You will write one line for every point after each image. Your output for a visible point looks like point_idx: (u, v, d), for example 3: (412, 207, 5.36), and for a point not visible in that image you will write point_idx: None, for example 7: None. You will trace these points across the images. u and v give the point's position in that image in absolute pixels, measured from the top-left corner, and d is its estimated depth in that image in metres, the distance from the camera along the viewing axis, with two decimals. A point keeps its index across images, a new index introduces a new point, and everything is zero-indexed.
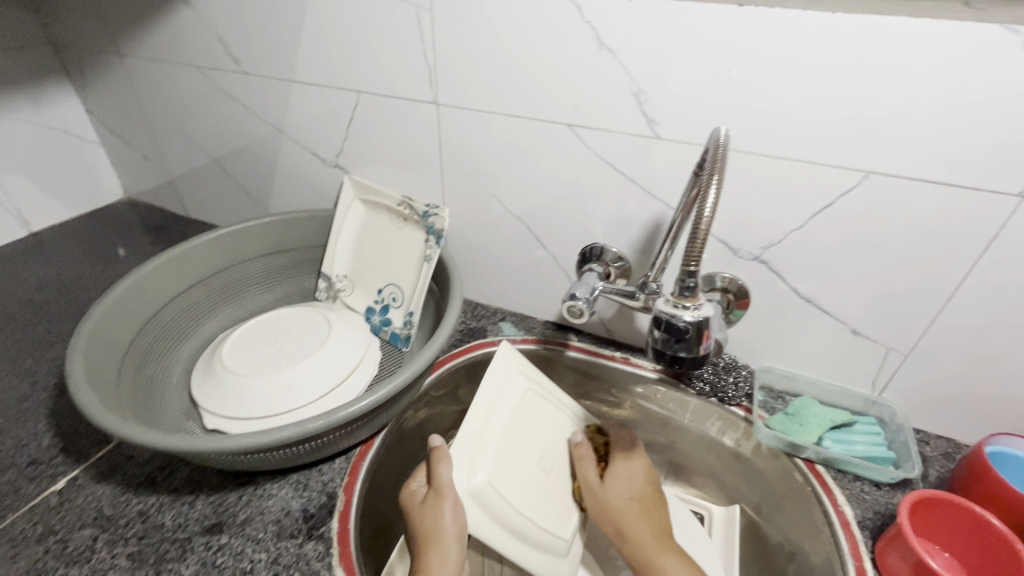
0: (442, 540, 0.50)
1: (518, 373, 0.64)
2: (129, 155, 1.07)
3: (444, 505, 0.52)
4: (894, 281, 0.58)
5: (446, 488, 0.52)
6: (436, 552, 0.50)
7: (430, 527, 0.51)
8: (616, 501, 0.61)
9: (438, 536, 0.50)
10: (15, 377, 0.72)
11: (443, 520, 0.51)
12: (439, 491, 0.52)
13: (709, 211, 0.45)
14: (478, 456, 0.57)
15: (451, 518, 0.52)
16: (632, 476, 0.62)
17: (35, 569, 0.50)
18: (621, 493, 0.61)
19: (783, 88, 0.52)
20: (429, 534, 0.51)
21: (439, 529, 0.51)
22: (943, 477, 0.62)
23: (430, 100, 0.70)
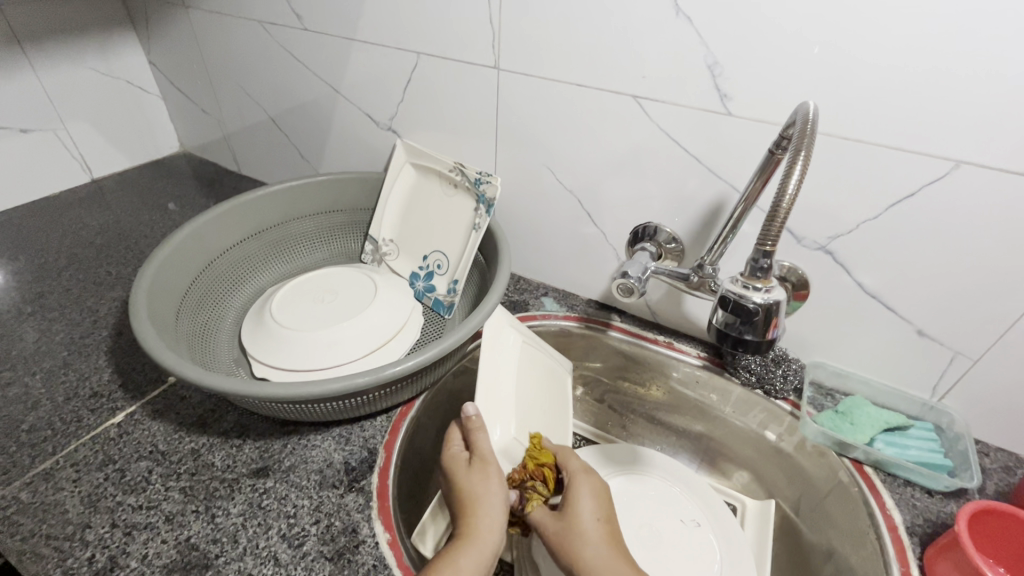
0: (486, 504, 0.49)
1: (507, 328, 0.65)
2: (187, 108, 1.09)
3: (490, 472, 0.51)
4: (974, 282, 0.54)
5: (489, 454, 0.52)
6: (480, 516, 0.48)
7: (478, 491, 0.49)
8: (576, 526, 0.48)
9: (482, 503, 0.49)
10: (78, 315, 0.76)
11: (488, 485, 0.50)
12: (484, 458, 0.51)
13: (793, 188, 0.43)
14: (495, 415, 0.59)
15: (495, 487, 0.50)
16: (586, 490, 0.52)
17: (95, 494, 0.53)
18: (577, 517, 0.49)
19: (874, 65, 0.49)
20: (476, 500, 0.49)
21: (483, 495, 0.49)
22: (1002, 491, 0.59)
23: (491, 65, 0.69)
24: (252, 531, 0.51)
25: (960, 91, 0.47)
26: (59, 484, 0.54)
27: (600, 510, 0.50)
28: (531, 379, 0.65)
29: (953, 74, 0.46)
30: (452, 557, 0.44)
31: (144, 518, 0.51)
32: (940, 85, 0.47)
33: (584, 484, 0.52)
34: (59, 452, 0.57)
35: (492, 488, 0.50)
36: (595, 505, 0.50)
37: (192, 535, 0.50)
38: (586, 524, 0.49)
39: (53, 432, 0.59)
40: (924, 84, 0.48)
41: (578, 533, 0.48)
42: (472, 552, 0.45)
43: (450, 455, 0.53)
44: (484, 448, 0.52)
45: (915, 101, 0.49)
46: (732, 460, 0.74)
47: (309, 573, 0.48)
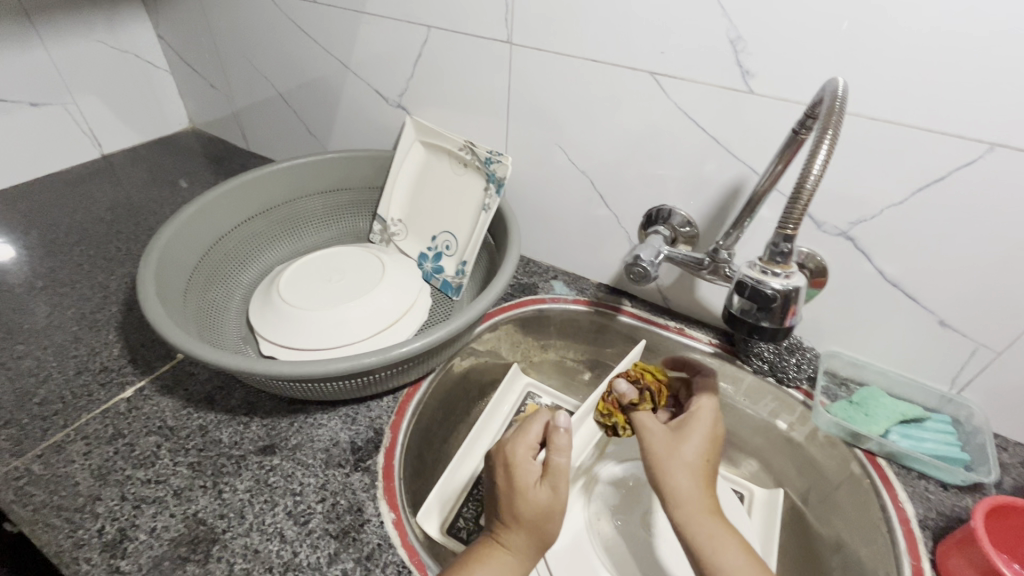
0: (545, 531, 0.45)
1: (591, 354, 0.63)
2: (196, 83, 1.08)
3: (557, 505, 0.46)
4: (1001, 272, 0.52)
5: (564, 480, 0.47)
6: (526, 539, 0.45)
7: (535, 520, 0.45)
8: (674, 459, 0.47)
9: (541, 530, 0.45)
10: (88, 290, 0.76)
11: (551, 524, 0.46)
12: (557, 490, 0.47)
13: (817, 169, 0.41)
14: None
15: (557, 526, 0.46)
16: (698, 426, 0.51)
17: (105, 467, 0.54)
18: (681, 449, 0.48)
19: (908, 40, 0.46)
20: (536, 524, 0.45)
21: (545, 524, 0.46)
22: (1020, 486, 0.57)
23: (503, 39, 0.66)
24: (258, 508, 0.51)
25: (999, 68, 0.44)
26: (69, 456, 0.54)
27: (703, 450, 0.49)
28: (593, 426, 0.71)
29: (993, 49, 0.44)
30: (490, 557, 0.44)
31: (153, 492, 0.52)
32: (977, 61, 0.45)
33: (692, 420, 0.52)
34: (70, 425, 0.58)
35: (551, 526, 0.46)
36: (680, 476, 0.46)
37: (199, 510, 0.50)
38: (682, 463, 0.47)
39: (64, 406, 0.60)
40: (960, 61, 0.45)
41: (674, 461, 0.47)
42: (506, 567, 0.44)
43: (521, 456, 0.49)
44: (563, 467, 0.47)
45: (950, 78, 0.46)
46: (741, 448, 0.73)
47: (315, 549, 0.48)
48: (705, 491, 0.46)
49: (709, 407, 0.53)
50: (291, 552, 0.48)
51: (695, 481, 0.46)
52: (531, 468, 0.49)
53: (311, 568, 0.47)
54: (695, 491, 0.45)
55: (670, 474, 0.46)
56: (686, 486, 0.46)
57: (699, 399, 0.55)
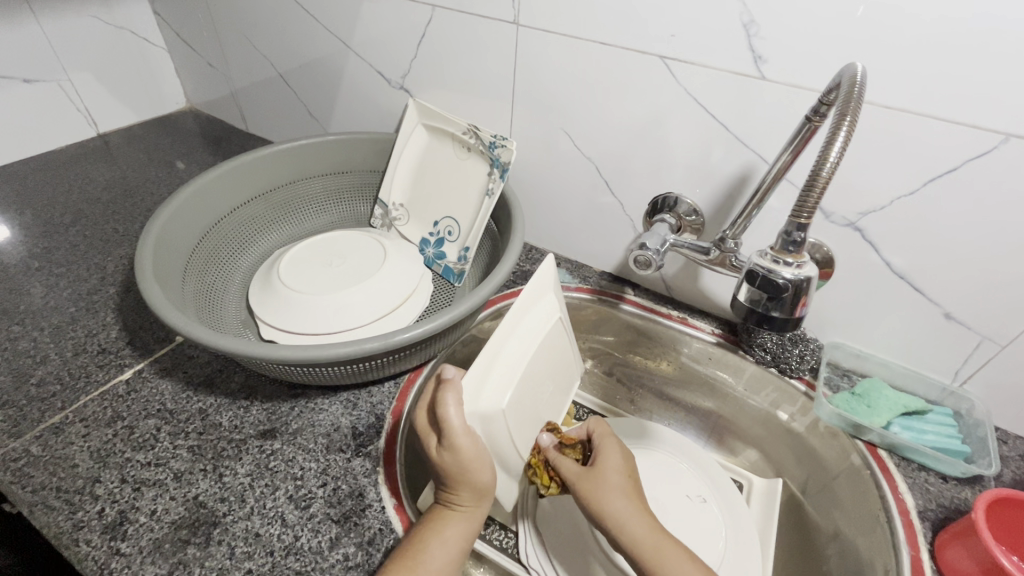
0: (470, 479, 0.47)
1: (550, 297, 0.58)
2: (194, 62, 1.06)
3: (463, 457, 0.46)
4: (1008, 266, 0.52)
5: (461, 435, 0.46)
6: (467, 488, 0.47)
7: (458, 475, 0.47)
8: (598, 489, 0.49)
9: (469, 481, 0.47)
10: (86, 271, 0.75)
11: (474, 472, 0.47)
12: (458, 447, 0.46)
13: (834, 157, 0.41)
14: (494, 380, 0.51)
15: (486, 470, 0.47)
16: (605, 453, 0.52)
17: (105, 449, 0.53)
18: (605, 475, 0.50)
19: (927, 26, 0.45)
20: (461, 478, 0.47)
21: (469, 477, 0.47)
22: (1019, 479, 0.57)
23: (509, 21, 0.65)
24: (259, 491, 0.51)
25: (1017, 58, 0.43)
26: (68, 438, 0.54)
27: (622, 469, 0.51)
28: (551, 350, 0.60)
29: (1014, 38, 0.43)
30: (441, 525, 0.46)
31: (152, 475, 0.51)
32: (994, 51, 0.44)
33: (605, 450, 0.53)
34: (68, 407, 0.57)
35: (480, 474, 0.47)
36: (615, 468, 0.51)
37: (199, 493, 0.50)
38: (608, 484, 0.49)
39: (62, 387, 0.59)
40: (978, 50, 0.44)
41: (606, 490, 0.49)
42: (460, 524, 0.47)
43: (421, 421, 0.48)
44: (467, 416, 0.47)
45: (966, 67, 0.45)
46: (741, 438, 0.74)
47: (316, 534, 0.48)
48: (636, 500, 0.49)
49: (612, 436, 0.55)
50: (292, 536, 0.48)
51: (624, 492, 0.49)
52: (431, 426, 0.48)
53: (312, 553, 0.47)
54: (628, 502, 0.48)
55: (604, 495, 0.48)
56: (622, 491, 0.49)
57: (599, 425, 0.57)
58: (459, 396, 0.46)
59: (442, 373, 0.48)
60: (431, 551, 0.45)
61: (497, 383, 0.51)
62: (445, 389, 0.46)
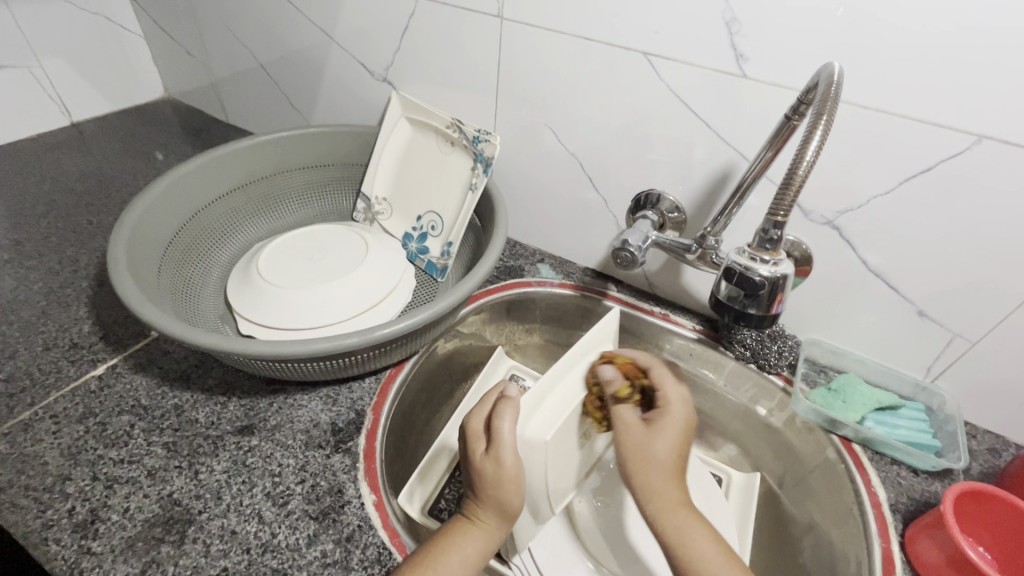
0: (504, 495, 0.46)
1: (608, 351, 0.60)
2: (171, 50, 1.03)
3: (501, 471, 0.46)
4: (979, 265, 0.53)
5: (507, 449, 0.47)
6: (494, 503, 0.47)
7: (490, 486, 0.46)
8: (642, 456, 0.48)
9: (498, 497, 0.46)
10: (57, 264, 0.73)
11: (504, 490, 0.46)
12: (500, 460, 0.47)
13: (811, 155, 0.41)
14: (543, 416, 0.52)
15: (518, 493, 0.47)
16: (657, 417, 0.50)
17: (76, 447, 0.52)
18: (654, 447, 0.48)
19: (903, 28, 0.46)
20: (492, 492, 0.46)
21: (500, 493, 0.46)
22: (987, 472, 0.59)
23: (494, 14, 0.64)
24: (236, 488, 0.50)
25: (988, 63, 0.44)
26: (38, 435, 0.53)
27: (675, 445, 0.48)
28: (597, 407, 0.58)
29: (985, 43, 0.44)
30: (460, 537, 0.45)
31: (126, 472, 0.50)
32: (967, 54, 0.44)
33: (663, 417, 0.50)
34: (38, 403, 0.56)
35: (508, 494, 0.46)
36: (667, 443, 0.48)
37: (174, 491, 0.49)
38: (654, 456, 0.47)
39: (32, 383, 0.58)
40: (953, 53, 0.45)
41: (647, 458, 0.47)
42: (477, 539, 0.46)
43: (476, 427, 0.50)
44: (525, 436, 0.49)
45: (941, 69, 0.46)
46: (720, 432, 0.74)
47: (293, 531, 0.47)
48: (675, 483, 0.46)
49: (676, 401, 0.52)
50: (269, 534, 0.47)
51: (668, 466, 0.47)
52: (482, 434, 0.49)
53: (290, 550, 0.46)
54: (669, 481, 0.46)
55: (646, 464, 0.47)
56: (664, 465, 0.47)
57: (669, 379, 0.54)
58: (514, 416, 0.49)
59: (507, 391, 0.53)
60: (448, 558, 0.44)
61: (546, 419, 0.52)
62: (504, 404, 0.50)
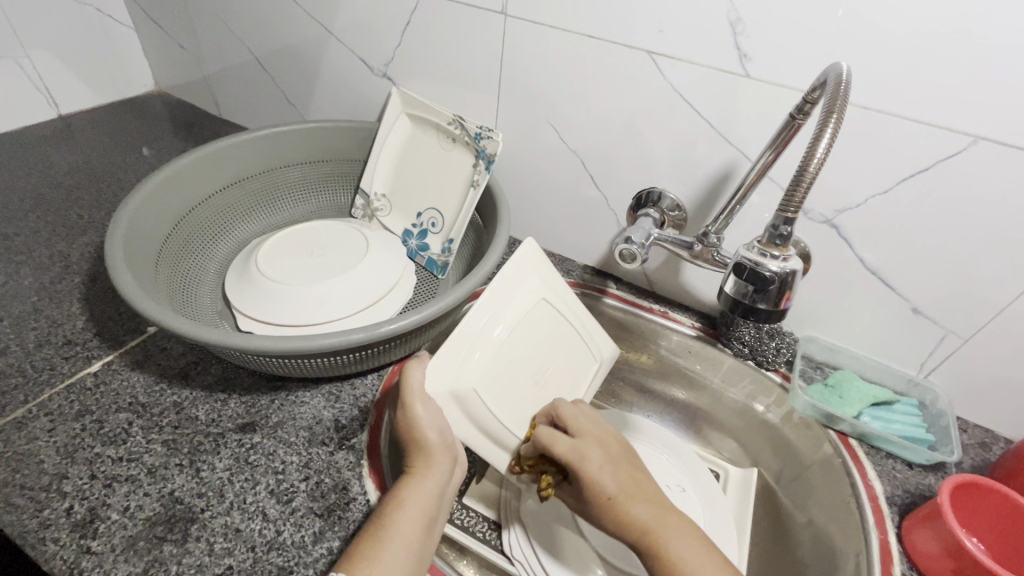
0: (421, 439, 0.48)
1: (531, 281, 0.58)
2: (163, 43, 1.01)
3: (415, 419, 0.48)
4: (973, 263, 0.54)
5: (414, 396, 0.48)
6: (420, 454, 0.48)
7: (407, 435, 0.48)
8: (594, 507, 0.46)
9: (417, 443, 0.48)
10: (48, 259, 0.71)
11: (421, 425, 0.48)
12: (409, 404, 0.48)
13: (821, 153, 0.42)
14: (463, 364, 0.52)
15: (434, 431, 0.49)
16: (586, 470, 0.47)
17: (72, 445, 0.51)
18: (596, 491, 0.46)
19: (905, 29, 0.47)
20: (414, 441, 0.48)
21: (420, 440, 0.48)
22: (978, 466, 0.60)
23: (498, 10, 0.64)
24: (239, 486, 0.49)
25: (988, 66, 0.45)
26: (32, 434, 0.51)
27: (611, 478, 0.47)
28: (535, 335, 0.58)
29: (983, 46, 0.45)
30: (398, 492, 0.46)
31: (125, 471, 0.49)
32: (967, 57, 0.46)
33: (586, 464, 0.47)
34: (31, 400, 0.54)
35: (426, 428, 0.48)
36: (606, 476, 0.47)
37: (176, 488, 0.48)
38: (603, 499, 0.46)
39: (25, 380, 0.56)
40: (953, 55, 0.46)
41: (601, 508, 0.46)
42: (417, 491, 0.47)
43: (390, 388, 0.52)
44: (435, 375, 0.51)
45: (941, 70, 0.47)
46: (718, 429, 0.75)
47: (299, 528, 0.47)
48: (638, 500, 0.46)
49: (589, 443, 0.49)
50: (274, 531, 0.46)
51: (624, 493, 0.46)
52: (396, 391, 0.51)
53: (296, 547, 0.46)
54: (629, 507, 0.45)
55: (607, 511, 0.46)
56: (622, 497, 0.46)
57: (557, 441, 0.49)
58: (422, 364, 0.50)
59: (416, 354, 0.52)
60: (393, 517, 0.44)
61: (465, 365, 0.53)
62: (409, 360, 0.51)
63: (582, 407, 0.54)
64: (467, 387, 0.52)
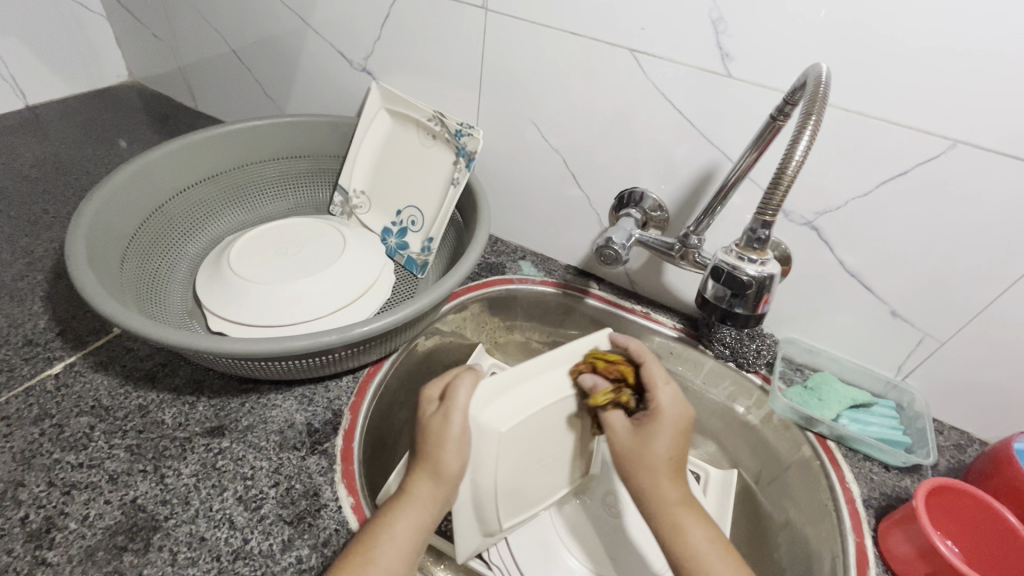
0: (438, 459, 0.46)
1: None
2: (137, 32, 0.98)
3: (446, 431, 0.47)
4: (949, 267, 0.54)
5: (458, 413, 0.48)
6: (426, 473, 0.46)
7: (429, 448, 0.47)
8: (640, 459, 0.47)
9: (434, 463, 0.46)
10: (11, 255, 0.69)
11: (445, 453, 0.47)
12: (449, 415, 0.48)
13: (800, 155, 0.41)
14: (508, 405, 0.52)
15: (455, 458, 0.47)
16: (664, 421, 0.48)
17: (30, 450, 0.49)
18: (651, 447, 0.47)
19: (885, 31, 0.46)
20: (430, 457, 0.47)
21: (438, 460, 0.46)
22: (952, 467, 0.61)
23: (479, 5, 0.63)
24: (205, 493, 0.48)
25: (969, 68, 0.45)
26: None
27: (670, 445, 0.47)
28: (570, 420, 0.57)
29: (962, 50, 0.45)
30: (390, 518, 0.44)
31: (85, 477, 0.47)
32: (945, 60, 0.45)
33: (672, 416, 0.48)
34: None
35: (449, 459, 0.46)
36: (665, 443, 0.47)
37: (138, 496, 0.47)
38: (653, 459, 0.47)
39: None
40: (933, 57, 0.46)
41: (643, 462, 0.47)
42: (410, 516, 0.44)
43: (432, 392, 0.51)
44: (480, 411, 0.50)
45: (921, 72, 0.47)
46: (699, 431, 0.75)
47: (267, 536, 0.46)
48: (673, 482, 0.46)
49: (677, 400, 0.50)
50: (241, 540, 0.45)
51: (676, 464, 0.47)
52: (437, 396, 0.51)
53: (263, 556, 0.44)
54: (667, 480, 0.46)
55: (649, 470, 0.46)
56: (670, 467, 0.47)
57: (660, 381, 0.51)
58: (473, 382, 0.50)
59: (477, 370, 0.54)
60: (381, 547, 0.42)
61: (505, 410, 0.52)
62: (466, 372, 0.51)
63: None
64: (495, 427, 0.50)
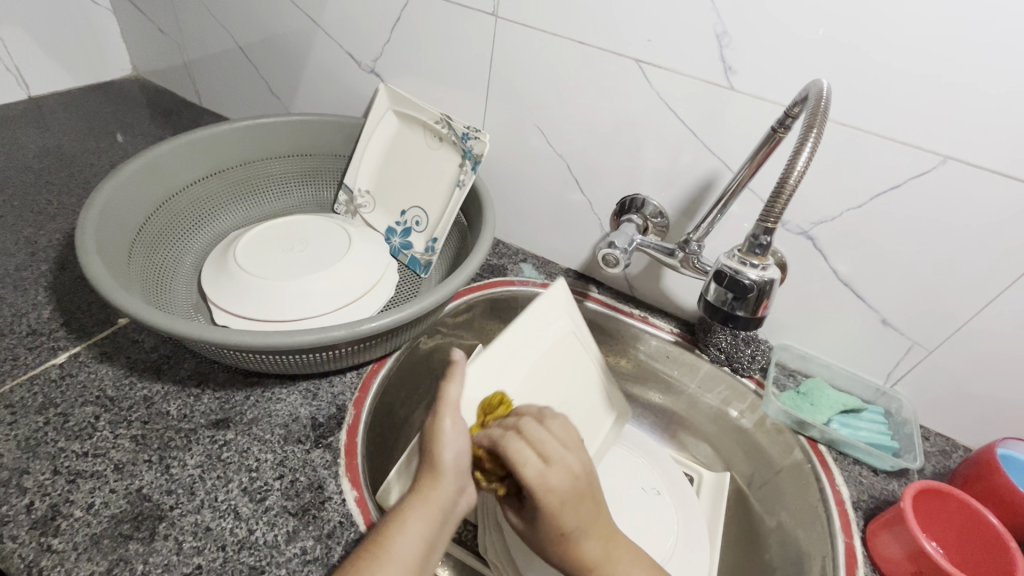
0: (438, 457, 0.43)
1: (562, 320, 0.65)
2: (143, 27, 0.98)
3: (441, 433, 0.43)
4: (938, 278, 0.56)
5: (450, 412, 0.44)
6: (430, 475, 0.43)
7: (426, 450, 0.44)
8: (549, 539, 0.45)
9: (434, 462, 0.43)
10: (14, 245, 0.69)
11: (440, 448, 0.43)
12: (442, 415, 0.44)
13: (801, 167, 0.43)
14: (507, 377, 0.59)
15: (450, 450, 0.43)
16: (548, 504, 0.43)
17: (35, 439, 0.49)
18: (555, 529, 0.44)
19: (881, 51, 0.48)
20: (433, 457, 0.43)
21: (439, 456, 0.43)
22: (938, 472, 0.63)
23: (489, 12, 0.65)
24: (210, 484, 0.48)
25: (962, 86, 0.47)
26: None
27: (573, 517, 0.44)
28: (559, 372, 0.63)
29: (955, 70, 0.47)
30: (399, 518, 0.42)
31: (90, 466, 0.48)
32: (939, 79, 0.48)
33: (552, 502, 0.43)
34: None
35: (444, 453, 0.43)
36: (567, 514, 0.44)
37: (143, 485, 0.47)
38: (560, 537, 0.44)
39: None
40: (925, 76, 0.48)
41: (552, 544, 0.45)
42: (421, 516, 0.42)
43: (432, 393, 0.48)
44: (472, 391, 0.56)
45: (915, 89, 0.49)
46: (693, 433, 0.76)
47: (272, 528, 0.46)
48: (588, 542, 0.45)
49: (549, 474, 0.43)
50: (246, 530, 0.46)
51: (583, 530, 0.44)
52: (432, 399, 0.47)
53: (268, 547, 0.45)
54: (581, 544, 0.44)
55: (561, 544, 0.44)
56: (581, 531, 0.44)
57: (522, 459, 0.43)
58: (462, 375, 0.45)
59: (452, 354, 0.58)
60: (393, 543, 0.41)
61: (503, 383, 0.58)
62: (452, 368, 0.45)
63: (550, 425, 0.48)
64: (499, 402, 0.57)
